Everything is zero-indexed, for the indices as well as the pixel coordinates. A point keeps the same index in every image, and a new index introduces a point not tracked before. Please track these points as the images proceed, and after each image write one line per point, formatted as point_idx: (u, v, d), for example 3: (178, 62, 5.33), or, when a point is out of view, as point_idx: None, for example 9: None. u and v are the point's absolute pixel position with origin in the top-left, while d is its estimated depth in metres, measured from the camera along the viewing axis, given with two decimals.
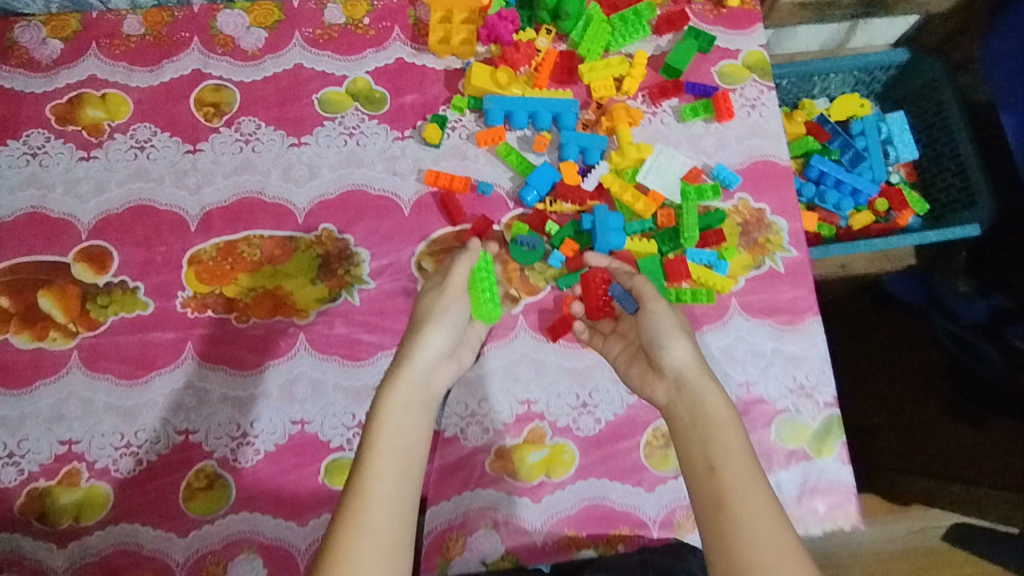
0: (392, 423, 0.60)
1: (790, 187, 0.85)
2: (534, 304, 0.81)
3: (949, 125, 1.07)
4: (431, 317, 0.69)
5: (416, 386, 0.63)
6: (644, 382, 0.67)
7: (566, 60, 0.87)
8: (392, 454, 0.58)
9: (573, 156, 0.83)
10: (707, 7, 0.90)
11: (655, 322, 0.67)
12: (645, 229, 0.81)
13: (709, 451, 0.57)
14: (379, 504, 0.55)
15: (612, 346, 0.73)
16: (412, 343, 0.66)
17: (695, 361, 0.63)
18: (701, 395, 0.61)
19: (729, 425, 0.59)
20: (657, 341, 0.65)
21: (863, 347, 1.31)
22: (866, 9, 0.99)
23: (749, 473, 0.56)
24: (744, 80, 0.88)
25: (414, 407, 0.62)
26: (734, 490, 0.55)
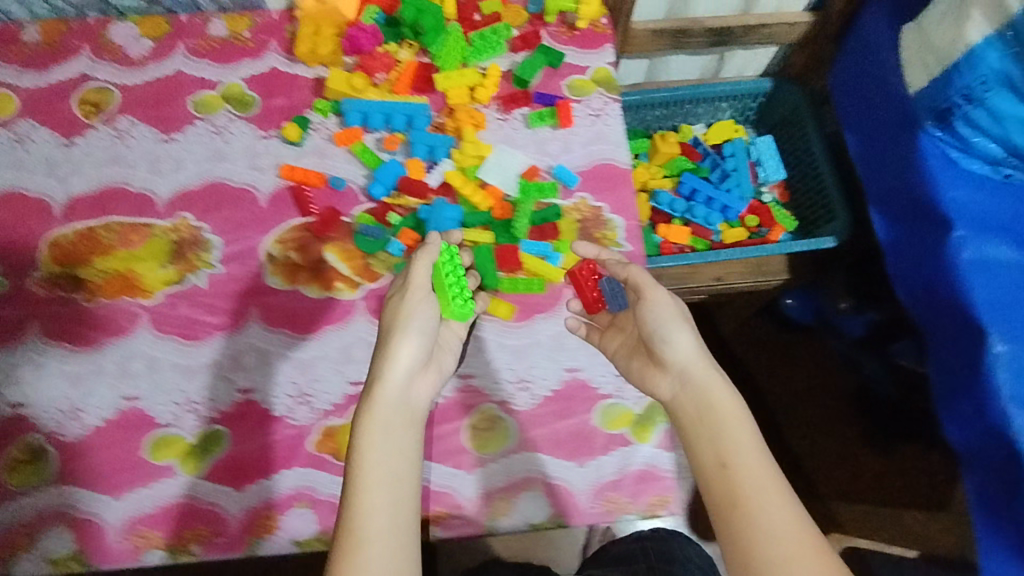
0: (376, 441, 0.62)
1: (629, 188, 0.90)
2: (375, 290, 0.84)
3: (810, 146, 1.15)
4: (397, 327, 0.67)
5: (392, 405, 0.64)
6: (646, 375, 0.70)
7: (424, 71, 0.93)
8: (382, 468, 0.60)
9: (422, 155, 0.88)
10: (561, 29, 0.98)
11: (655, 317, 0.67)
12: (484, 222, 0.85)
13: (720, 449, 0.61)
14: (374, 517, 0.58)
15: (610, 340, 0.76)
16: (384, 358, 0.66)
17: (700, 354, 0.65)
18: (706, 389, 0.64)
19: (736, 423, 0.62)
20: (659, 337, 0.67)
21: (757, 368, 1.30)
22: (720, 37, 1.07)
23: (760, 468, 0.59)
24: (590, 92, 0.95)
25: (394, 423, 0.63)
26: (746, 488, 0.58)
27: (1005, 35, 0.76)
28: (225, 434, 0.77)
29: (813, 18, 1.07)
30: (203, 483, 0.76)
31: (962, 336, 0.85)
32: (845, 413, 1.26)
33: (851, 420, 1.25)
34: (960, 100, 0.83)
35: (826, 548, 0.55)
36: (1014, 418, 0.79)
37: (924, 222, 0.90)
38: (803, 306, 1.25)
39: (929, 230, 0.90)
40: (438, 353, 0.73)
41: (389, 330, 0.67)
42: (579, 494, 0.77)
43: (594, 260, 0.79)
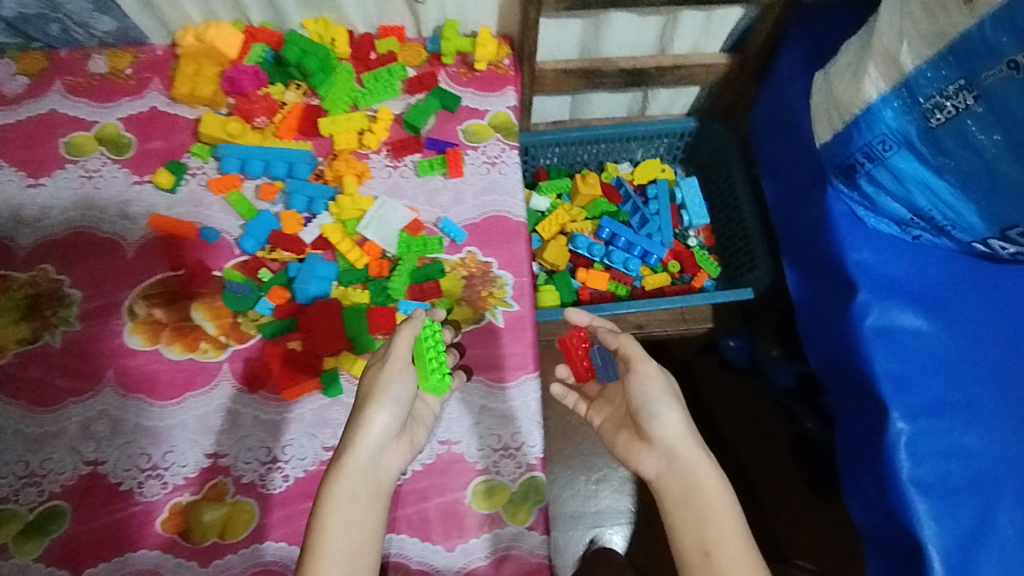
0: (338, 516, 0.58)
1: (521, 243, 0.86)
2: (241, 352, 0.78)
3: (735, 190, 1.11)
4: (371, 399, 0.62)
5: (358, 486, 0.59)
6: (631, 450, 0.71)
7: (311, 113, 0.88)
8: (335, 545, 0.57)
9: (300, 206, 0.83)
10: (462, 70, 0.94)
11: (645, 390, 0.69)
12: (361, 280, 0.81)
13: (704, 535, 0.62)
14: None
15: (598, 411, 0.78)
16: (356, 428, 0.62)
17: (688, 433, 0.67)
18: (694, 472, 0.65)
19: (723, 508, 0.63)
20: (650, 412, 0.68)
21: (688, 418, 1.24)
22: (635, 78, 1.03)
23: (741, 554, 0.60)
24: (487, 138, 0.91)
25: (358, 500, 0.59)
26: (728, 575, 0.59)
27: (899, 92, 0.72)
28: (67, 511, 0.71)
29: (730, 59, 1.02)
30: (36, 566, 0.69)
31: (866, 407, 0.79)
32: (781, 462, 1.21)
33: (788, 473, 1.21)
34: (861, 157, 0.78)
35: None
36: (914, 502, 0.73)
37: (832, 282, 0.86)
38: (744, 348, 1.15)
39: (835, 290, 0.85)
40: (410, 425, 0.69)
41: (362, 400, 0.62)
42: None
43: (585, 329, 0.84)
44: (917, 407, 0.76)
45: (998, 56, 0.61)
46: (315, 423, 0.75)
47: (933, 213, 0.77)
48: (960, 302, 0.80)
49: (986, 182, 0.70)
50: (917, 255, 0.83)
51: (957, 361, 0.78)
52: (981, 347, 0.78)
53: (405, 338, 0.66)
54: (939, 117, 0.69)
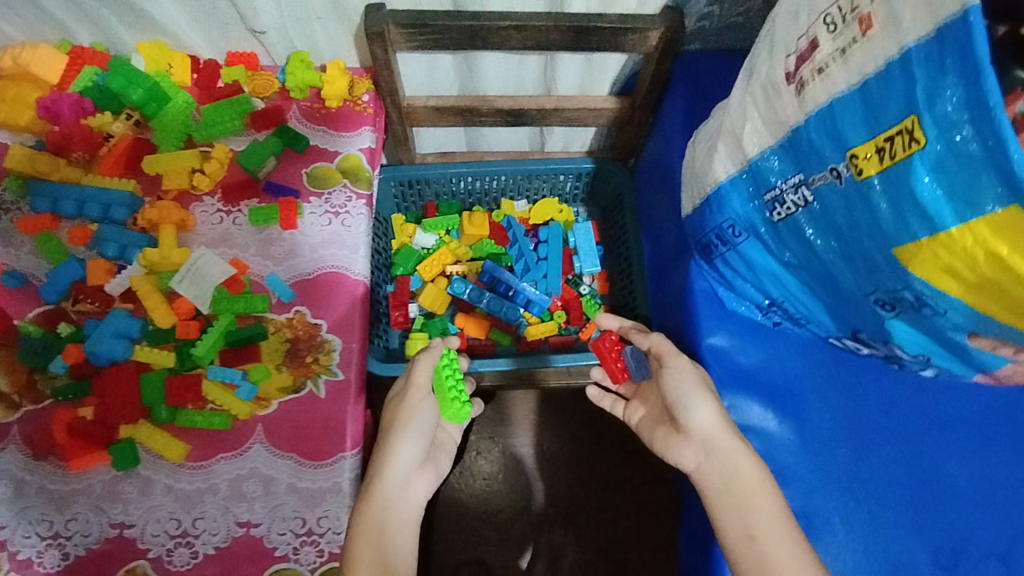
0: (371, 544, 0.59)
1: (354, 303, 0.79)
2: (33, 414, 0.72)
3: (628, 239, 1.03)
4: (396, 427, 0.65)
5: (391, 502, 0.61)
6: (670, 444, 0.71)
7: (135, 147, 0.82)
8: (381, 548, 0.59)
9: (110, 254, 0.77)
10: (316, 105, 0.87)
11: (677, 385, 0.69)
12: (168, 339, 0.75)
13: (749, 520, 0.62)
14: None
15: (634, 411, 0.82)
16: (385, 454, 0.64)
17: (721, 423, 0.67)
18: (732, 461, 0.64)
19: (762, 493, 0.63)
20: (682, 405, 0.68)
21: (580, 469, 1.18)
22: (516, 117, 0.95)
23: (788, 536, 0.61)
24: (334, 183, 0.84)
25: (392, 523, 0.60)
26: (778, 558, 0.60)
27: (745, 178, 0.64)
28: None
29: (621, 103, 0.94)
30: None
31: None
32: (669, 519, 1.15)
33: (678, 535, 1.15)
34: (715, 239, 0.72)
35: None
36: None
37: None
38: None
39: None
40: (436, 453, 0.70)
41: (389, 428, 0.65)
42: None
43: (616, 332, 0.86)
44: None
45: (823, 159, 0.53)
46: (106, 496, 0.71)
47: (786, 304, 0.71)
48: (815, 401, 0.74)
49: (829, 284, 0.62)
50: (778, 344, 0.76)
51: (802, 467, 0.72)
52: (831, 453, 0.72)
53: (422, 368, 0.70)
54: (779, 211, 0.62)
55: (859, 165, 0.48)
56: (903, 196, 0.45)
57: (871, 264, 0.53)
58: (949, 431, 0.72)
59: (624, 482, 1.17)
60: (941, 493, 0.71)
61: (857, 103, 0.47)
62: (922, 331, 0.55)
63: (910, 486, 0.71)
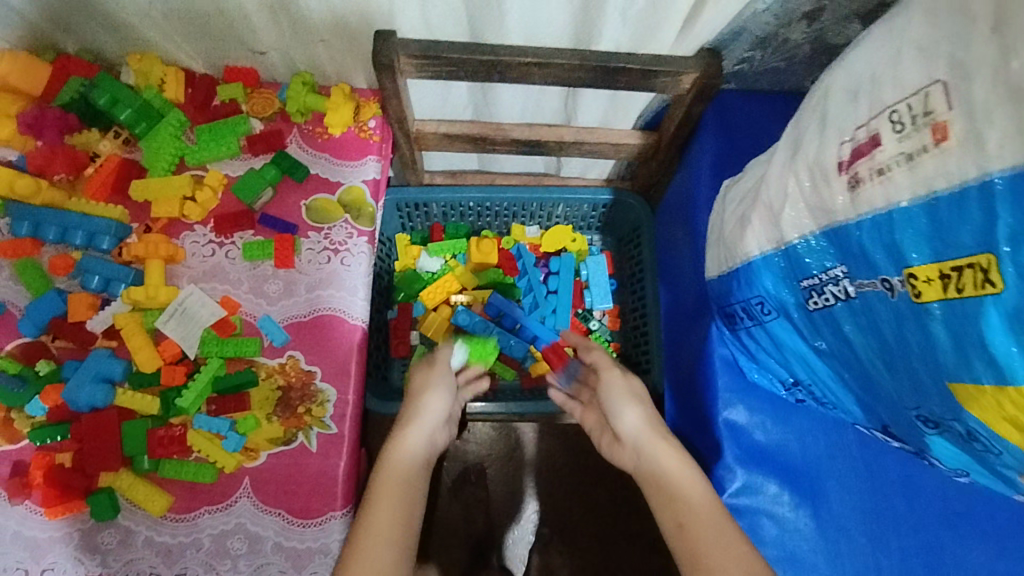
0: (397, 471, 0.63)
1: (350, 350, 0.75)
2: (9, 454, 0.69)
3: (643, 277, 0.98)
4: (428, 385, 0.73)
5: (420, 438, 0.67)
6: (615, 454, 0.75)
7: (123, 169, 0.76)
8: (404, 471, 0.63)
9: (93, 287, 0.72)
10: (318, 129, 0.81)
11: (606, 395, 0.76)
12: (152, 383, 0.71)
13: (676, 506, 0.63)
14: (383, 528, 0.58)
15: (587, 415, 0.81)
16: (416, 405, 0.71)
17: (647, 425, 0.71)
18: (656, 457, 0.68)
19: (690, 483, 0.65)
20: (611, 410, 0.75)
21: (577, 504, 1.15)
22: (532, 147, 0.89)
23: (715, 520, 0.61)
24: (334, 218, 0.78)
25: (415, 461, 0.65)
26: (703, 539, 0.60)
27: (780, 259, 0.59)
28: None
29: (645, 138, 0.88)
30: None
31: None
32: (665, 559, 1.13)
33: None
34: (741, 312, 0.67)
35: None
36: None
37: (702, 437, 0.75)
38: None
39: (704, 445, 0.75)
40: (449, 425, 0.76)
41: (422, 387, 0.73)
42: None
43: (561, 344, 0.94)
44: None
45: (874, 268, 0.47)
46: (84, 546, 0.68)
47: (812, 386, 0.66)
48: (835, 486, 0.69)
49: (865, 383, 0.57)
50: (798, 421, 0.72)
51: (818, 560, 0.68)
52: (849, 543, 0.68)
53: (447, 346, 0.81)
54: (816, 300, 0.57)
55: (917, 287, 0.43)
56: (968, 336, 0.40)
57: (918, 386, 0.48)
58: (975, 529, 0.68)
59: (622, 520, 1.14)
60: None
61: (922, 220, 0.42)
62: (966, 454, 0.50)
63: None
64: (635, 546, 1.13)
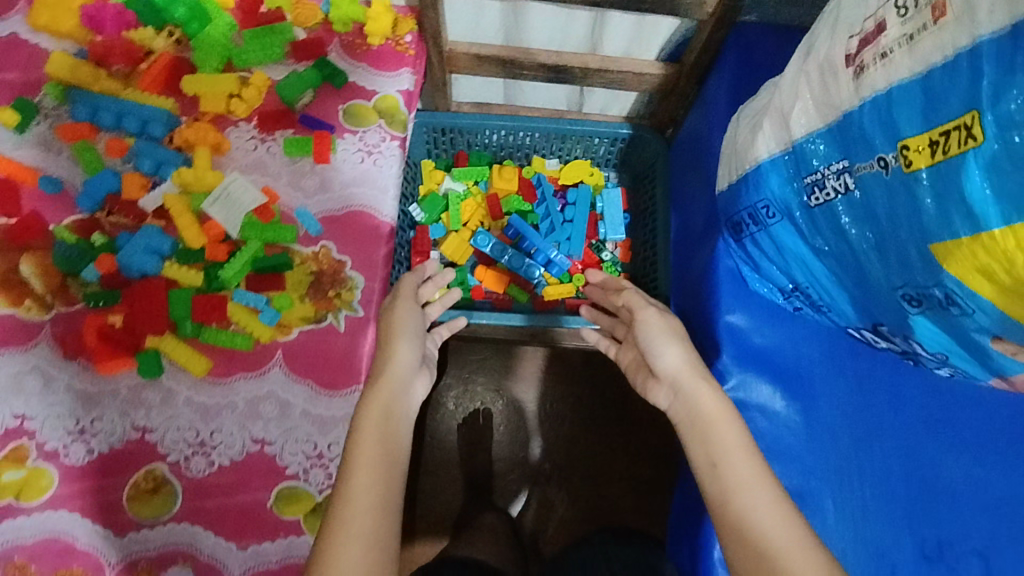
0: (372, 427, 0.59)
1: (379, 243, 0.80)
2: (64, 315, 0.75)
3: (655, 209, 1.03)
4: (394, 333, 0.69)
5: (396, 387, 0.64)
6: (647, 387, 0.74)
7: (176, 66, 0.82)
8: (380, 431, 0.59)
9: (146, 169, 0.78)
10: (358, 41, 0.85)
11: (645, 333, 0.75)
12: (197, 258, 0.77)
13: (710, 447, 0.63)
14: (366, 489, 0.55)
15: (624, 354, 0.81)
16: (384, 358, 0.67)
17: (688, 363, 0.70)
18: (696, 395, 0.66)
19: (726, 423, 0.64)
20: (651, 350, 0.74)
21: (578, 430, 1.21)
22: (558, 74, 0.93)
23: (747, 463, 0.60)
24: (370, 123, 0.83)
25: (391, 414, 0.61)
26: (734, 483, 0.59)
27: (787, 158, 0.64)
28: None
29: (666, 69, 0.93)
30: None
31: None
32: (661, 488, 1.19)
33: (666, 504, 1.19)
34: (747, 218, 0.72)
35: (809, 534, 0.56)
36: None
37: (704, 343, 0.81)
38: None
39: (704, 351, 0.80)
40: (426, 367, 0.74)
41: (387, 335, 0.69)
42: None
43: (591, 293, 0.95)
44: None
45: (871, 148, 0.52)
46: (130, 401, 0.74)
47: (810, 290, 0.71)
48: (824, 388, 0.75)
49: (857, 276, 0.62)
50: (794, 328, 0.77)
51: (802, 450, 0.74)
52: (833, 440, 0.74)
53: (409, 285, 0.77)
54: (818, 196, 0.61)
55: (908, 157, 0.48)
56: (949, 193, 0.45)
57: (905, 259, 0.53)
58: (956, 441, 0.73)
59: (619, 448, 1.20)
60: (939, 492, 0.73)
61: (916, 93, 0.46)
62: (945, 330, 0.55)
63: (907, 482, 0.73)
64: (630, 473, 1.19)
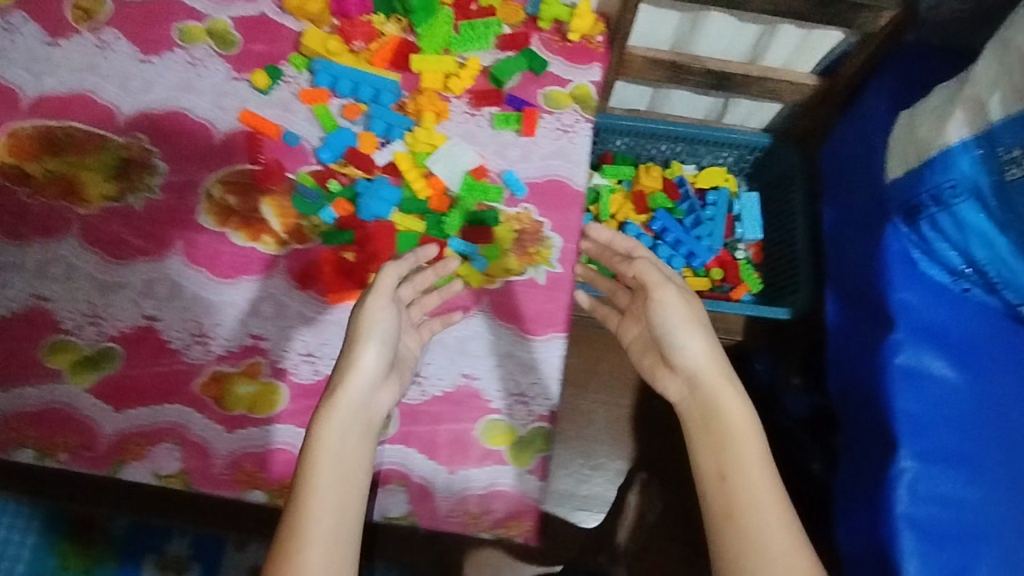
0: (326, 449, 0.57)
1: (574, 211, 0.89)
2: (297, 251, 0.84)
3: (794, 211, 1.11)
4: (359, 333, 0.63)
5: (353, 401, 0.60)
6: (657, 374, 0.71)
7: (405, 48, 0.93)
8: (334, 455, 0.57)
9: (378, 130, 0.88)
10: (554, 38, 0.97)
11: (665, 319, 0.68)
12: (420, 210, 0.86)
13: (723, 461, 0.60)
14: (320, 516, 0.54)
15: (628, 328, 0.76)
16: (346, 364, 0.62)
17: (710, 361, 0.65)
18: (717, 399, 0.63)
19: (745, 435, 0.61)
20: (668, 340, 0.68)
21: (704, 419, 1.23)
22: (718, 81, 1.04)
23: (762, 483, 0.58)
24: (565, 106, 0.93)
25: (350, 429, 0.59)
26: (743, 500, 0.58)
27: (980, 140, 0.73)
28: (119, 353, 0.79)
29: (818, 82, 1.03)
30: (84, 396, 0.78)
31: (874, 441, 0.83)
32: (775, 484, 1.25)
33: None
34: (928, 199, 0.79)
35: (815, 567, 0.55)
36: (902, 538, 0.76)
37: (870, 318, 0.87)
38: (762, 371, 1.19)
39: (871, 325, 0.87)
40: (398, 365, 0.69)
41: (350, 337, 0.63)
42: (442, 498, 0.78)
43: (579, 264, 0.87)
44: (922, 451, 0.78)
45: None
46: None
47: (987, 268, 0.79)
48: (991, 364, 0.81)
49: None
50: (960, 308, 0.83)
51: (967, 412, 0.80)
52: (1002, 411, 0.80)
53: (390, 275, 0.68)
54: (1014, 170, 0.71)
55: None
56: None
57: None
58: None
59: None
60: None
61: None
62: None
63: None
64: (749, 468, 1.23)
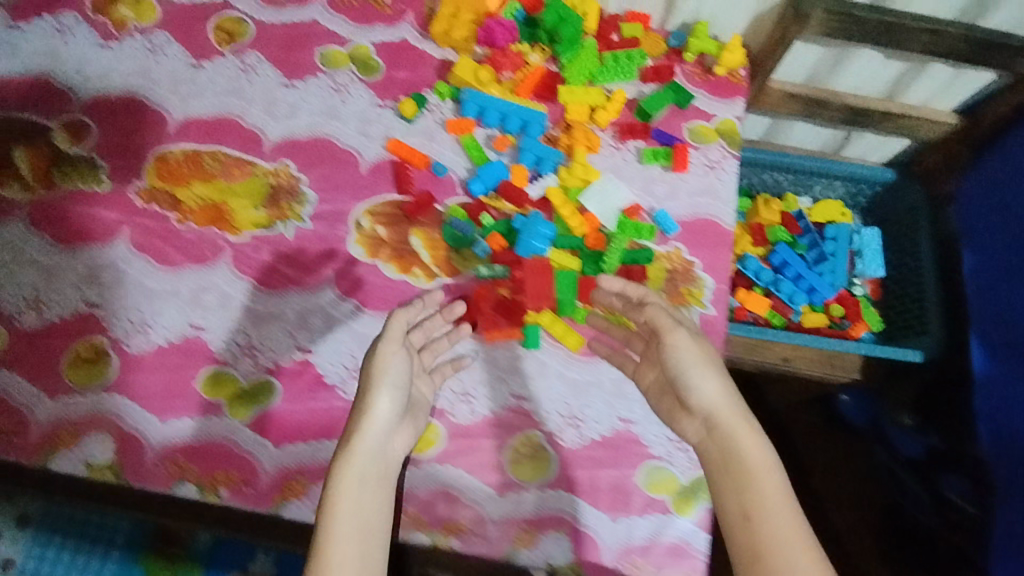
0: (348, 500, 0.57)
1: (725, 249, 0.87)
2: (451, 286, 0.83)
3: (918, 249, 1.10)
4: (371, 382, 0.65)
5: (372, 449, 0.61)
6: (675, 418, 0.67)
7: (550, 79, 0.92)
8: (353, 504, 0.57)
9: (528, 163, 0.88)
10: (696, 70, 0.96)
11: (677, 361, 0.64)
12: (573, 246, 0.85)
13: (745, 499, 0.56)
14: (342, 565, 0.53)
15: (642, 373, 0.72)
16: (360, 412, 0.63)
17: (725, 397, 0.61)
18: (733, 437, 0.59)
19: (764, 472, 0.57)
20: (683, 380, 0.64)
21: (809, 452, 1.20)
22: (856, 117, 1.02)
23: (786, 519, 0.54)
24: (711, 142, 0.92)
25: (369, 478, 0.59)
26: (768, 540, 0.53)
27: None
28: (275, 386, 0.78)
29: (953, 120, 1.01)
30: (244, 429, 0.76)
31: None
32: None
33: None
34: None
35: None
36: None
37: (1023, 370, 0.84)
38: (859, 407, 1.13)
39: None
40: (412, 412, 0.71)
41: (363, 386, 0.65)
42: (606, 550, 0.74)
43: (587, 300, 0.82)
44: None
45: None
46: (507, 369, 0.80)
47: None
48: None
49: None
50: None
51: None
52: None
53: (400, 322, 0.71)
54: None
55: None
56: None
57: None
58: None
59: None
60: None
61: None
62: None
63: None
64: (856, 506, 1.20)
